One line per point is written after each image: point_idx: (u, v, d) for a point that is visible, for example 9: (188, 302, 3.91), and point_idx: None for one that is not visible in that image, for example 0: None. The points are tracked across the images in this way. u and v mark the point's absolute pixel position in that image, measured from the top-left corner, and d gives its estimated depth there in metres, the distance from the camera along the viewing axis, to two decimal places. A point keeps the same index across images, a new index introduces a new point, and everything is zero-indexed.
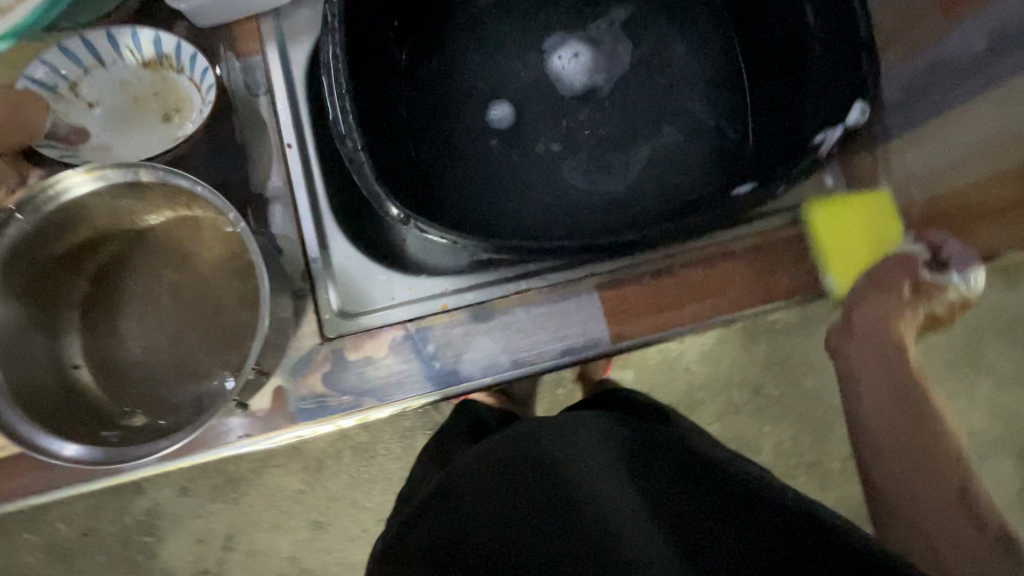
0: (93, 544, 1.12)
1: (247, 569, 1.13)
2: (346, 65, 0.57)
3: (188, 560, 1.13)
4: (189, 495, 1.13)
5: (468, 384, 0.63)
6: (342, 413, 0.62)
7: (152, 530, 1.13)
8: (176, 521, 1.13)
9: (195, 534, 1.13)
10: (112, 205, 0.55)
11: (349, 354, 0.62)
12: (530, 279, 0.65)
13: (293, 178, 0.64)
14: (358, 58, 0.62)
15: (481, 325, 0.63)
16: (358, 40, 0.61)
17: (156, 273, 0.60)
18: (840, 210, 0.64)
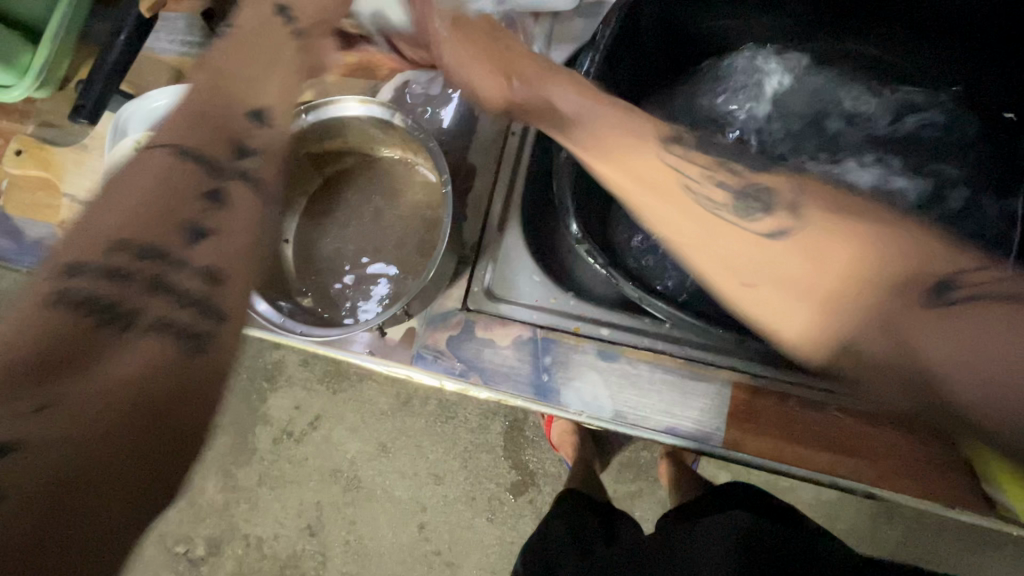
0: None
1: (317, 451, 1.27)
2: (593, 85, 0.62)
3: (281, 418, 1.29)
4: (308, 368, 1.30)
5: (564, 408, 0.63)
6: (448, 376, 0.67)
7: (270, 380, 1.31)
8: (290, 382, 1.30)
9: (295, 402, 1.29)
10: (367, 131, 0.67)
11: (479, 329, 0.67)
12: (667, 343, 0.62)
13: (503, 164, 0.71)
14: (609, 79, 0.65)
15: (603, 361, 0.63)
16: (618, 67, 0.66)
17: (368, 194, 0.71)
18: None
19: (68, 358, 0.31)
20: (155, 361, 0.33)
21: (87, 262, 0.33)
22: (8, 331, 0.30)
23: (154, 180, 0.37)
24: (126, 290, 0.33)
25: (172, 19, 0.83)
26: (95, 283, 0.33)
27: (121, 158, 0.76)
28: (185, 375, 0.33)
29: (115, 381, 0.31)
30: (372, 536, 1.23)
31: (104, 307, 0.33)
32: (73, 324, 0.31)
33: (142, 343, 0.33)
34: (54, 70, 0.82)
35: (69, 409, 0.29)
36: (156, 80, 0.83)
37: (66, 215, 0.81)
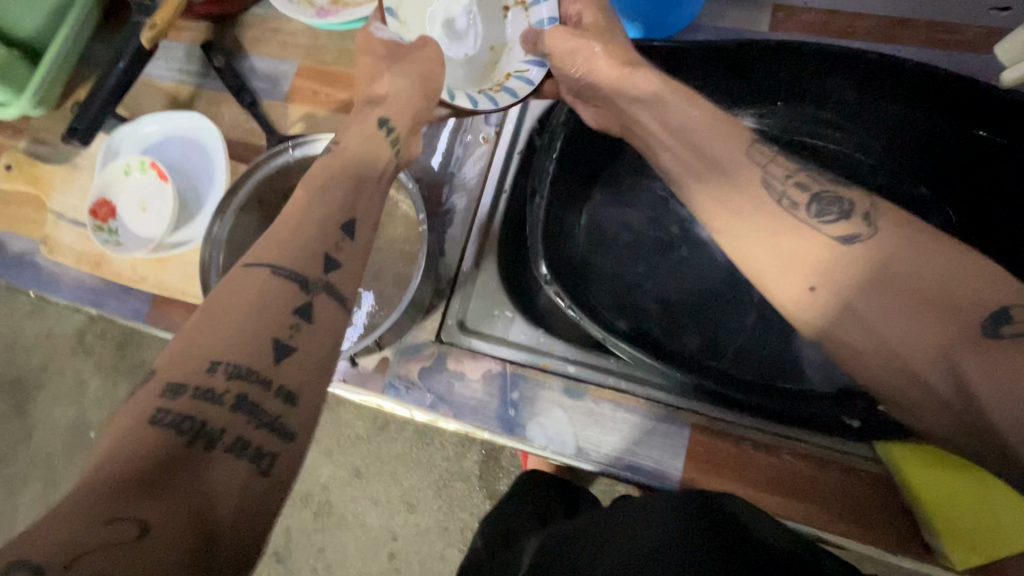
0: None
1: None
2: (564, 136, 0.67)
3: None
4: None
5: (529, 442, 0.65)
6: (419, 406, 0.69)
7: None
8: None
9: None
10: None
11: (451, 361, 0.69)
12: (630, 385, 0.65)
13: (481, 203, 0.74)
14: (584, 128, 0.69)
15: (567, 398, 0.65)
16: None
17: None
18: (930, 461, 0.55)
19: (162, 473, 0.36)
20: (208, 494, 0.37)
21: (186, 385, 0.40)
22: (143, 404, 0.39)
23: (255, 300, 0.45)
24: (211, 410, 0.40)
25: (172, 47, 0.87)
26: (187, 404, 0.39)
27: (112, 181, 0.78)
28: (253, 491, 0.39)
29: (199, 509, 0.36)
30: (341, 564, 1.22)
31: (196, 427, 0.39)
32: (173, 448, 0.37)
33: (230, 463, 0.39)
34: (53, 89, 0.85)
35: (157, 517, 0.34)
36: (153, 105, 0.86)
37: (51, 231, 0.82)
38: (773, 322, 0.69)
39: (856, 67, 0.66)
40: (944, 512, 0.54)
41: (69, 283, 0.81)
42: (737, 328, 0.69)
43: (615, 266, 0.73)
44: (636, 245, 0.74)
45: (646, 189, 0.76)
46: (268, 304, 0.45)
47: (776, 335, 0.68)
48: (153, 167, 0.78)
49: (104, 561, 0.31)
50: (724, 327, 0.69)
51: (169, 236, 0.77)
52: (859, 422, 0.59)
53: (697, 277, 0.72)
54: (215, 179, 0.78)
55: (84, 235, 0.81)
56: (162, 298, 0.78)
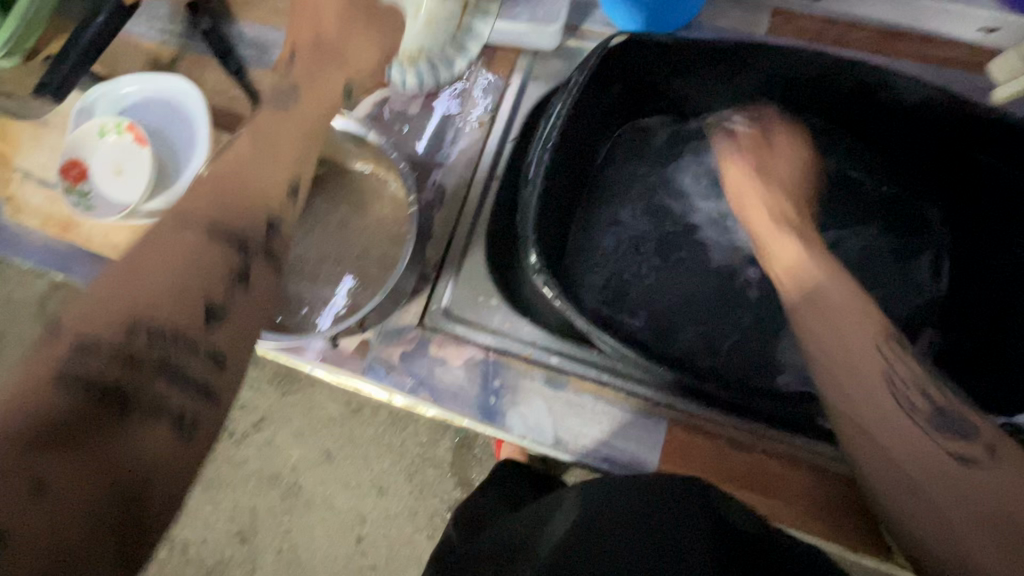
0: None
1: (257, 453, 1.24)
2: (563, 125, 0.65)
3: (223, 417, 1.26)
4: (257, 368, 1.27)
5: (508, 431, 0.65)
6: (399, 390, 0.68)
7: None
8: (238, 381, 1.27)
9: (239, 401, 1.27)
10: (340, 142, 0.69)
11: (433, 346, 0.69)
12: (611, 378, 0.66)
13: (473, 187, 0.73)
14: (580, 119, 0.69)
15: (548, 389, 0.66)
16: (591, 106, 0.69)
17: (334, 203, 0.72)
18: None
19: (83, 434, 0.33)
20: (156, 457, 0.35)
21: (99, 343, 0.35)
22: (41, 362, 0.34)
23: (180, 257, 0.40)
24: (131, 373, 0.36)
25: (155, 6, 0.83)
26: (108, 367, 0.35)
27: (84, 141, 0.75)
28: (179, 458, 0.36)
29: (108, 473, 0.33)
30: (307, 546, 1.20)
31: (117, 391, 0.35)
32: (84, 407, 0.34)
33: (154, 431, 0.35)
34: (22, 41, 0.80)
35: (65, 488, 0.32)
36: (130, 66, 0.82)
37: (15, 191, 0.78)
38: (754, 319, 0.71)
39: (844, 81, 0.67)
40: None
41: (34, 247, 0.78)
42: (719, 326, 0.70)
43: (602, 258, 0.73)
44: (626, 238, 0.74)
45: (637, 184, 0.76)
46: (197, 259, 0.40)
47: (758, 335, 0.70)
48: (130, 130, 0.74)
49: (9, 517, 0.30)
50: (707, 326, 0.70)
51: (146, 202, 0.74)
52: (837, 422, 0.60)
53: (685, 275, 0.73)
54: (196, 145, 0.75)
55: (52, 197, 0.77)
56: None
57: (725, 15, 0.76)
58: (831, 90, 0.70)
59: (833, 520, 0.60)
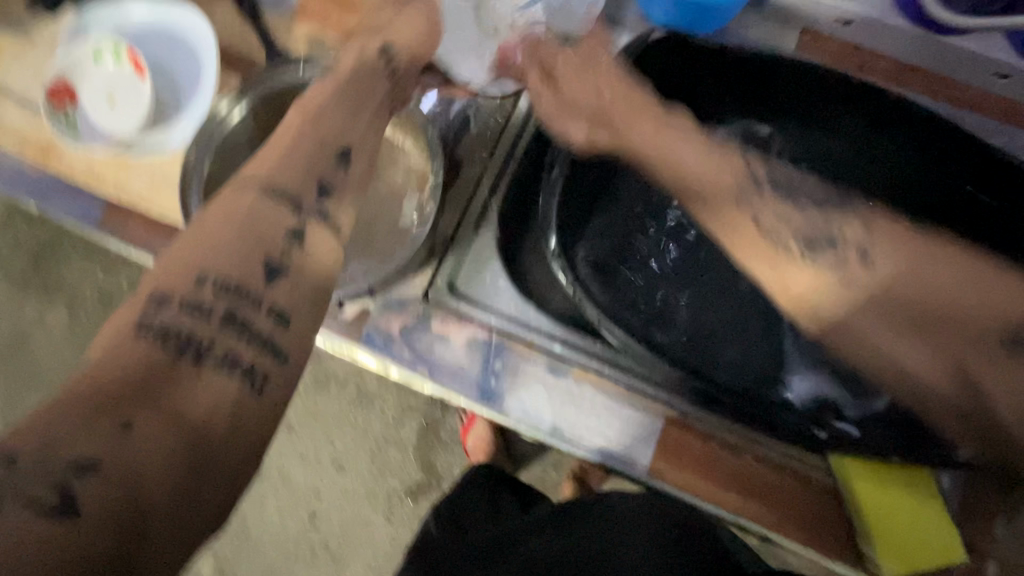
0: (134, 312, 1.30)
1: None
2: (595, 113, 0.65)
3: None
4: None
5: (504, 415, 0.65)
6: (397, 364, 0.66)
7: None
8: None
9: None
10: None
11: (435, 322, 0.67)
12: (612, 371, 0.66)
13: (492, 167, 0.72)
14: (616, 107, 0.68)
15: (549, 376, 0.65)
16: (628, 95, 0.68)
17: None
18: (874, 475, 0.60)
19: (149, 383, 0.38)
20: (218, 397, 0.40)
21: (172, 295, 0.41)
22: (126, 314, 0.41)
23: (246, 217, 0.45)
24: (198, 321, 0.41)
25: None
26: (178, 317, 0.40)
27: (78, 64, 0.69)
28: (240, 407, 0.40)
29: (173, 415, 0.38)
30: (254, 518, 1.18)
31: (185, 340, 0.40)
32: (154, 356, 0.39)
33: (215, 380, 0.40)
34: None
35: (145, 429, 0.36)
36: None
37: None
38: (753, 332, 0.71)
39: (866, 106, 0.70)
40: (881, 524, 0.58)
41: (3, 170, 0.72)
42: (721, 338, 0.70)
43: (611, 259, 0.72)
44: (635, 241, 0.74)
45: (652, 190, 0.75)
46: (252, 219, 0.45)
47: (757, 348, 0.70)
48: (130, 59, 0.69)
49: (92, 447, 0.34)
50: (701, 321, 0.71)
51: (139, 138, 0.69)
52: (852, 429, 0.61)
53: (687, 286, 0.73)
54: (199, 83, 0.70)
55: (32, 118, 0.71)
56: (118, 205, 0.70)
57: (759, 30, 0.77)
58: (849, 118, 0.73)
59: (812, 530, 0.61)
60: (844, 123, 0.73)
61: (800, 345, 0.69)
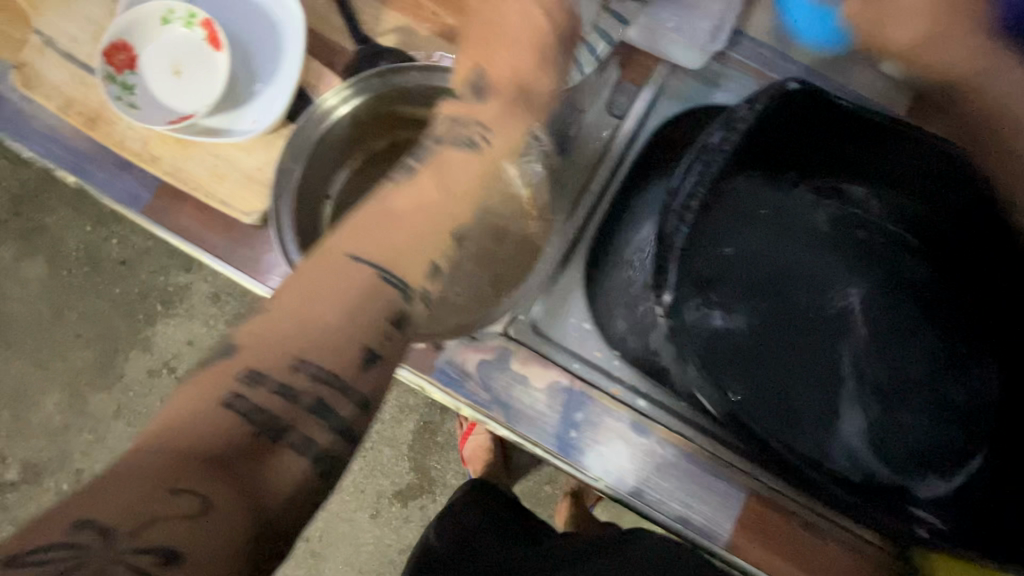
0: (122, 274, 1.22)
1: None
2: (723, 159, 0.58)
3: (167, 347, 1.22)
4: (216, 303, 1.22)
5: (585, 470, 0.60)
6: (471, 404, 0.61)
7: (166, 303, 1.22)
8: (187, 312, 1.22)
9: (189, 336, 1.21)
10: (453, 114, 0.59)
11: (515, 361, 0.62)
12: (699, 435, 0.62)
13: (587, 197, 0.67)
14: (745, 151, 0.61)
15: (634, 435, 0.61)
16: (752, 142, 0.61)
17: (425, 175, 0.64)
18: None
19: (237, 459, 0.38)
20: (299, 480, 0.39)
21: (267, 375, 0.40)
22: (216, 381, 0.40)
23: (357, 259, 0.43)
24: (287, 408, 0.39)
25: None
26: (264, 399, 0.39)
27: (144, 25, 0.61)
28: (308, 491, 0.40)
29: (256, 494, 0.37)
30: None
31: (272, 423, 0.39)
32: (245, 440, 0.38)
33: (289, 456, 0.39)
34: None
35: (223, 505, 0.36)
36: None
37: (28, 58, 0.62)
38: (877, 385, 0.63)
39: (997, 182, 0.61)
40: None
41: (39, 134, 0.64)
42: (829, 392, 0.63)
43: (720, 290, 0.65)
44: (743, 272, 0.66)
45: (755, 202, 0.67)
46: (358, 298, 0.43)
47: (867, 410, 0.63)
48: (204, 30, 0.61)
49: (166, 533, 0.34)
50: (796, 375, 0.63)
51: (207, 118, 0.61)
52: (933, 520, 0.56)
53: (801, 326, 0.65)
54: (280, 67, 0.62)
55: (79, 78, 0.62)
56: (170, 189, 0.63)
57: None
58: (911, 265, 0.66)
59: None
60: (907, 273, 0.66)
61: (908, 386, 0.63)
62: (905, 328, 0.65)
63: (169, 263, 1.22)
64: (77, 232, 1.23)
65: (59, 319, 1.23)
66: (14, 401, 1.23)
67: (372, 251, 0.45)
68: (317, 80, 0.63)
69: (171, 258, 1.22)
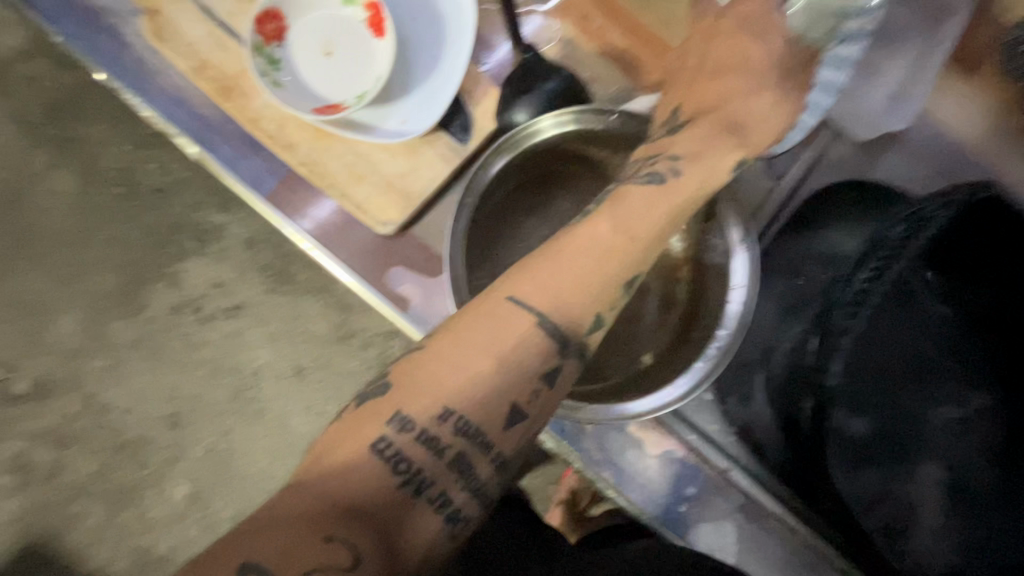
0: (160, 203, 1.14)
1: (224, 344, 1.13)
2: (908, 261, 0.54)
3: (197, 288, 1.13)
4: (249, 252, 1.12)
5: (690, 546, 0.59)
6: (582, 460, 0.58)
7: (201, 241, 1.13)
8: (222, 255, 1.13)
9: (218, 279, 1.13)
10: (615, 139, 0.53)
11: (633, 424, 0.59)
12: (807, 531, 0.60)
13: None
14: (935, 247, 0.54)
15: (744, 518, 0.60)
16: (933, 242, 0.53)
17: (567, 208, 0.59)
18: None
19: (379, 508, 0.35)
20: (436, 538, 0.36)
21: (414, 425, 0.37)
22: (367, 425, 0.36)
23: (500, 321, 0.39)
24: (431, 459, 0.36)
25: None
26: (410, 445, 0.36)
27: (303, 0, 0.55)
28: (444, 546, 0.36)
29: (392, 550, 0.34)
30: (244, 454, 1.12)
31: (411, 473, 0.36)
32: (386, 488, 0.35)
33: (426, 514, 0.36)
34: None
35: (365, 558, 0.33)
36: None
37: (163, 4, 0.55)
38: (981, 504, 0.53)
39: None
40: None
41: (159, 89, 0.57)
42: (904, 456, 0.55)
43: (868, 379, 0.55)
44: (880, 368, 0.55)
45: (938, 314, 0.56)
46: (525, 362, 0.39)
47: (953, 513, 0.53)
48: (367, 11, 0.55)
49: None
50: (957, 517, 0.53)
51: (355, 111, 0.56)
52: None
53: (932, 435, 0.55)
54: (440, 65, 0.56)
55: (218, 38, 0.55)
56: (296, 178, 0.58)
57: None
58: None
59: None
60: None
61: None
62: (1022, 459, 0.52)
63: (208, 201, 1.13)
64: (116, 149, 1.14)
65: (88, 237, 1.16)
66: (27, 314, 1.16)
67: (557, 315, 0.40)
68: (476, 88, 0.58)
69: (209, 196, 1.12)
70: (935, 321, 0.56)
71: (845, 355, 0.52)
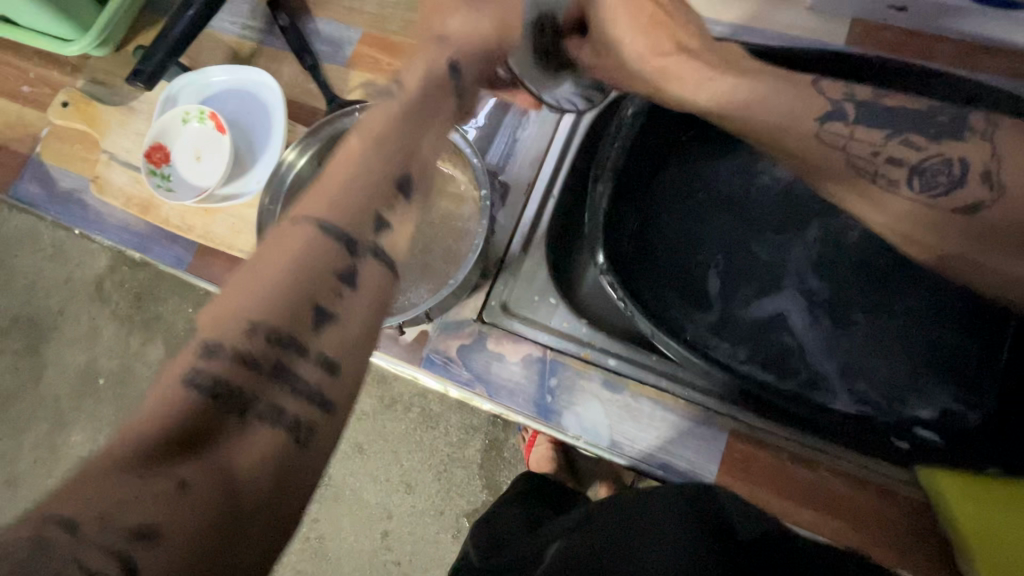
0: None
1: None
2: (633, 127, 0.65)
3: None
4: None
5: (563, 430, 0.65)
6: (455, 383, 0.68)
7: None
8: None
9: None
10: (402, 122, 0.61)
11: (490, 341, 0.69)
12: (671, 385, 0.64)
13: (536, 184, 0.73)
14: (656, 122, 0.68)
15: (607, 392, 0.65)
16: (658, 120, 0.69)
17: None
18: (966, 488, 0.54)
19: (203, 434, 0.34)
20: (273, 454, 0.34)
21: (220, 345, 0.35)
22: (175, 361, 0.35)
23: (295, 256, 0.38)
24: (242, 371, 0.35)
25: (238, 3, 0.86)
26: (225, 367, 0.35)
27: (169, 128, 0.79)
28: (291, 460, 0.35)
29: (226, 473, 0.32)
30: (333, 536, 1.24)
31: (230, 395, 0.35)
32: (207, 410, 0.34)
33: (261, 432, 0.35)
34: (116, 32, 0.84)
35: (201, 482, 0.31)
36: (213, 59, 0.85)
37: (100, 172, 0.82)
38: (796, 336, 0.68)
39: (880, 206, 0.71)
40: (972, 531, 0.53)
41: (111, 225, 0.82)
42: (786, 286, 0.70)
43: (651, 244, 0.72)
44: (719, 210, 0.73)
45: (687, 193, 0.74)
46: (313, 256, 0.38)
47: (816, 311, 0.69)
48: (212, 118, 0.77)
49: (142, 517, 0.29)
50: (739, 340, 0.68)
51: (220, 187, 0.77)
52: (932, 437, 0.59)
53: (798, 259, 0.71)
54: (272, 136, 0.78)
55: (134, 177, 0.81)
56: (207, 249, 0.79)
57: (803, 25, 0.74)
58: (870, 254, 0.70)
59: (883, 526, 0.58)
60: (864, 262, 0.70)
61: (841, 374, 0.65)
62: (767, 285, 0.70)
63: None
64: None
65: None
66: None
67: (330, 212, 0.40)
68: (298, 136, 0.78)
69: None
70: (756, 182, 0.74)
71: (601, 214, 0.63)
